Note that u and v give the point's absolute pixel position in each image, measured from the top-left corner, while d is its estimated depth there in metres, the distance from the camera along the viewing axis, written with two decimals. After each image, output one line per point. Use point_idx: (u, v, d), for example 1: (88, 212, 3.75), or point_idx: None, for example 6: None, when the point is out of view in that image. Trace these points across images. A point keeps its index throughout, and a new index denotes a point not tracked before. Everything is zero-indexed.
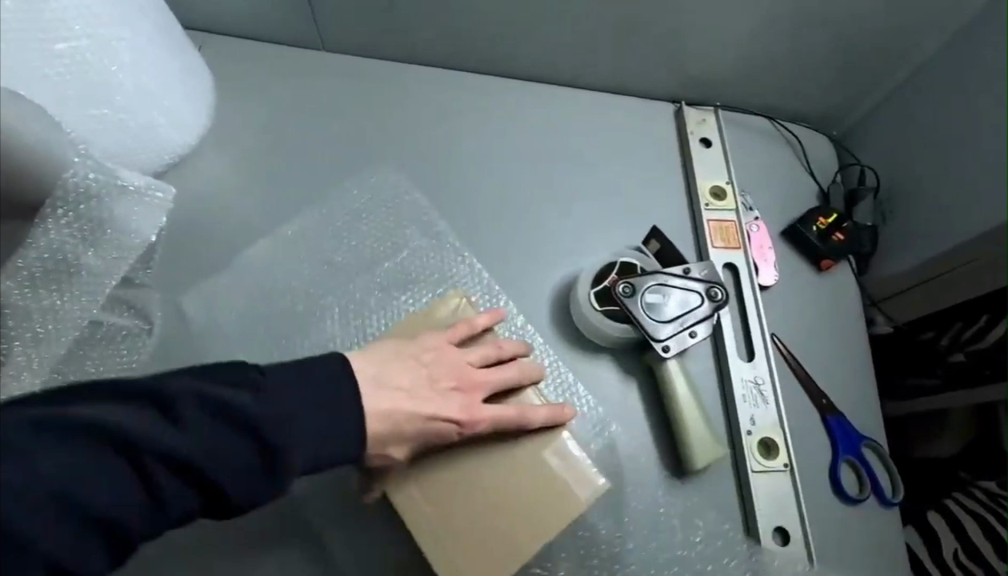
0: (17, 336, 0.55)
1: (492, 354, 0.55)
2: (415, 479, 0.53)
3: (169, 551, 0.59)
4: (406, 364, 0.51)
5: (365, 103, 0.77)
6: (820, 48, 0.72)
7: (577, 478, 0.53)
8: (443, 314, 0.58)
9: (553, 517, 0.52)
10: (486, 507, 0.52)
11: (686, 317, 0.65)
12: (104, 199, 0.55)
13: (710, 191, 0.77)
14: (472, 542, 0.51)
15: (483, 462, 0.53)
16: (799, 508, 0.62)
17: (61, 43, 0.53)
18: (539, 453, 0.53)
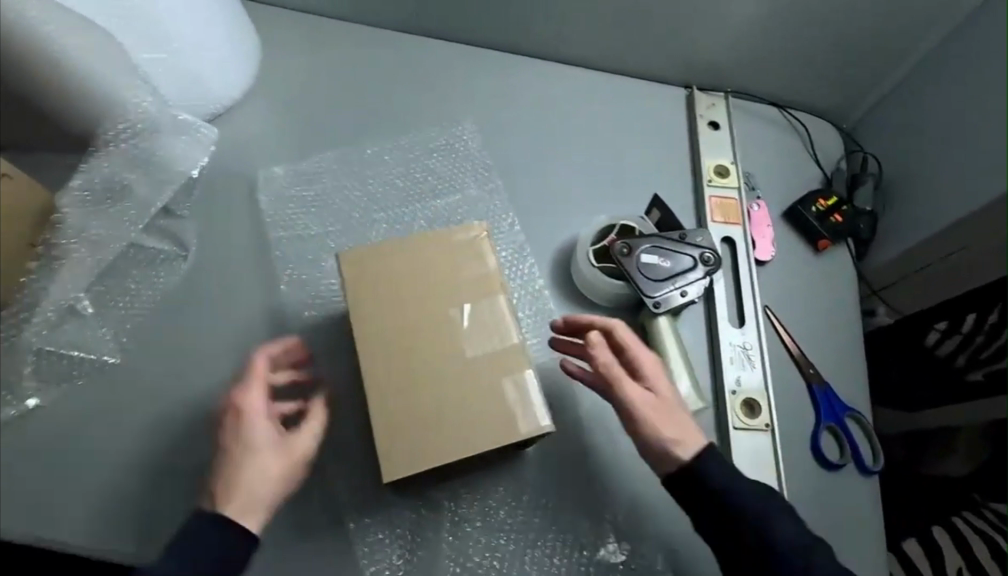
0: (75, 236, 0.64)
1: (462, 298, 0.54)
2: (385, 356, 0.52)
3: (156, 463, 0.61)
4: (396, 296, 0.54)
5: (394, 72, 0.84)
6: (819, 41, 0.77)
7: (524, 412, 0.52)
8: (458, 239, 0.56)
9: (486, 436, 0.51)
10: (433, 402, 0.51)
11: (678, 277, 0.68)
12: (157, 127, 0.65)
13: (714, 169, 0.80)
14: (416, 447, 0.50)
15: (448, 361, 0.52)
16: (777, 463, 0.64)
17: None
18: (502, 376, 0.52)
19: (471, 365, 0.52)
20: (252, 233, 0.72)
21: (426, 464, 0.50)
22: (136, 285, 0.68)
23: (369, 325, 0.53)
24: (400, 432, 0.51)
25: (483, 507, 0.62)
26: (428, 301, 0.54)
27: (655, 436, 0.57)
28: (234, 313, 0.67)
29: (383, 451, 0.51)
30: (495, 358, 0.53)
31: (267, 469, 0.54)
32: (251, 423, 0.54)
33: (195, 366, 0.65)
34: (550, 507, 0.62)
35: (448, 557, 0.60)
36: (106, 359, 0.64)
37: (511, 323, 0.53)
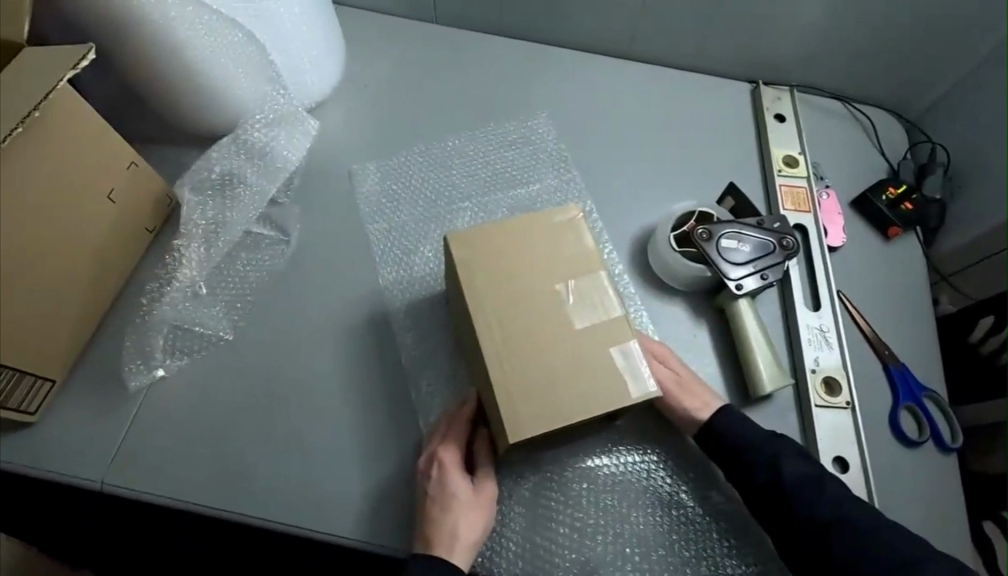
0: (200, 218, 0.70)
1: (565, 272, 0.58)
2: (498, 326, 0.56)
3: (268, 435, 0.65)
4: (502, 270, 0.57)
5: (470, 69, 0.89)
6: (887, 34, 0.80)
7: (631, 377, 0.55)
8: (554, 218, 0.59)
9: (599, 399, 0.54)
10: (547, 368, 0.55)
11: (758, 261, 0.70)
12: (276, 121, 0.73)
13: (782, 159, 0.83)
14: (534, 412, 0.54)
15: (557, 330, 0.56)
16: (858, 440, 0.66)
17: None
18: (609, 346, 0.56)
19: (580, 336, 0.56)
20: (347, 219, 0.76)
21: (545, 427, 0.53)
22: (246, 269, 0.72)
23: (481, 301, 0.56)
24: (518, 398, 0.54)
25: (583, 469, 0.63)
26: (535, 276, 0.57)
27: (678, 406, 0.62)
28: (334, 294, 0.72)
29: (506, 416, 0.53)
30: (601, 330, 0.56)
31: (470, 518, 0.57)
32: (450, 475, 0.58)
33: (302, 343, 0.69)
34: (652, 467, 0.64)
35: (557, 512, 0.61)
36: (221, 335, 0.68)
37: (614, 297, 0.57)
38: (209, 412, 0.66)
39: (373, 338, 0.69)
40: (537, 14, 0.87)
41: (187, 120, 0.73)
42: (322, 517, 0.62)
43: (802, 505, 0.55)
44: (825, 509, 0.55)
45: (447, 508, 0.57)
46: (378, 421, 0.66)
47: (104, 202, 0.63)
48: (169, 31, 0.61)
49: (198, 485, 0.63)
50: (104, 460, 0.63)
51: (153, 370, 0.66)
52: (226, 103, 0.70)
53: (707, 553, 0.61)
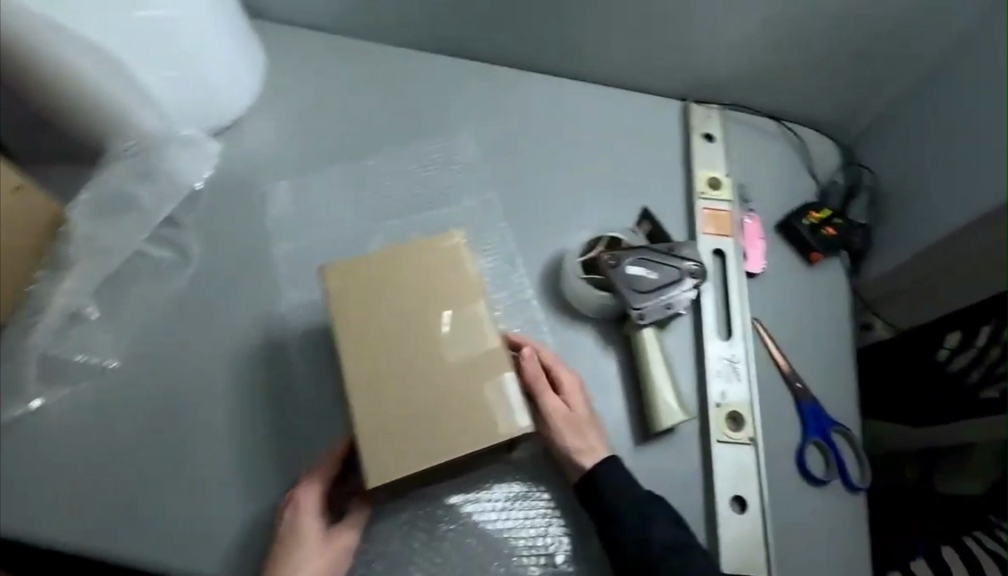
0: (83, 245, 0.70)
1: (442, 303, 0.56)
2: (368, 360, 0.54)
3: (155, 464, 0.64)
4: (376, 302, 0.55)
5: (395, 82, 0.86)
6: (814, 49, 0.77)
7: (504, 413, 0.53)
8: (436, 246, 0.58)
9: (468, 436, 0.53)
10: (415, 404, 0.53)
11: (665, 289, 0.68)
12: (168, 144, 0.71)
13: (706, 181, 0.81)
14: (399, 450, 0.52)
15: (430, 364, 0.54)
16: (759, 478, 0.64)
17: (155, 28, 0.64)
18: (483, 380, 0.54)
19: (453, 370, 0.54)
20: (250, 241, 0.74)
21: (409, 466, 0.52)
22: (142, 293, 0.71)
23: (353, 333, 0.55)
24: (382, 435, 0.52)
25: (453, 509, 0.61)
26: (409, 307, 0.56)
27: (562, 444, 0.60)
28: (231, 318, 0.70)
29: (369, 454, 0.52)
30: (476, 364, 0.54)
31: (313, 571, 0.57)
32: (299, 525, 0.57)
33: (193, 369, 0.68)
34: (526, 510, 0.62)
35: (418, 556, 0.60)
36: (109, 362, 0.67)
37: (492, 329, 0.55)
38: (96, 439, 0.65)
39: (267, 363, 0.68)
40: (465, 27, 0.86)
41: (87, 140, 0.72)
42: (206, 545, 0.62)
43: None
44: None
45: (291, 560, 0.57)
46: (266, 450, 0.65)
47: None
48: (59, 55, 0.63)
49: (85, 511, 0.63)
50: None
51: (28, 401, 0.66)
52: (125, 125, 0.70)
53: None
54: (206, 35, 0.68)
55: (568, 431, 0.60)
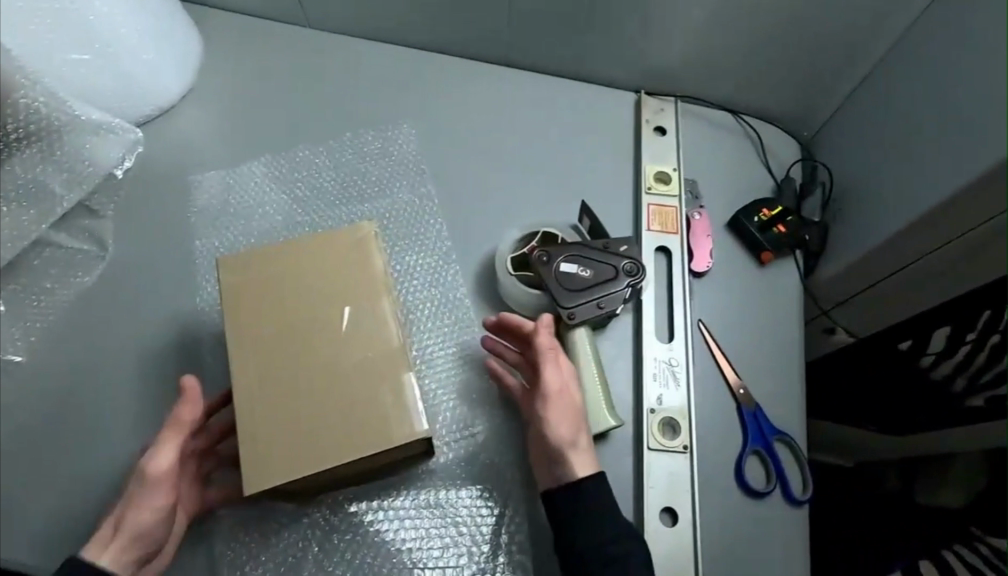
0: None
1: (343, 298, 0.53)
2: (260, 357, 0.51)
3: (51, 466, 0.61)
4: (274, 297, 0.53)
5: (339, 74, 0.84)
6: (763, 41, 0.74)
7: (400, 414, 0.50)
8: (343, 239, 0.55)
9: (359, 439, 0.49)
10: (305, 404, 0.50)
11: (598, 288, 0.65)
12: (62, 125, 0.63)
13: (654, 176, 0.77)
14: (285, 455, 0.49)
15: (325, 362, 0.51)
16: (692, 489, 0.60)
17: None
18: (381, 379, 0.51)
19: (350, 369, 0.51)
20: (173, 234, 0.71)
21: (294, 473, 0.48)
22: (53, 285, 0.67)
23: (244, 331, 0.52)
24: (265, 440, 0.49)
25: (351, 518, 0.59)
26: (309, 301, 0.53)
27: (553, 431, 0.56)
28: (146, 313, 0.67)
29: (252, 459, 0.49)
30: (375, 361, 0.51)
31: (149, 514, 0.51)
32: (150, 459, 0.51)
33: (101, 365, 0.64)
34: (425, 520, 0.59)
35: (309, 563, 0.57)
36: (12, 357, 0.64)
37: (394, 325, 0.52)
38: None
39: (180, 360, 0.65)
40: (412, 18, 0.82)
41: None
42: None
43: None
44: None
45: (130, 498, 0.51)
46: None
47: None
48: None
49: None
50: None
51: None
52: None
53: None
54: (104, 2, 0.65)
55: (562, 419, 0.57)
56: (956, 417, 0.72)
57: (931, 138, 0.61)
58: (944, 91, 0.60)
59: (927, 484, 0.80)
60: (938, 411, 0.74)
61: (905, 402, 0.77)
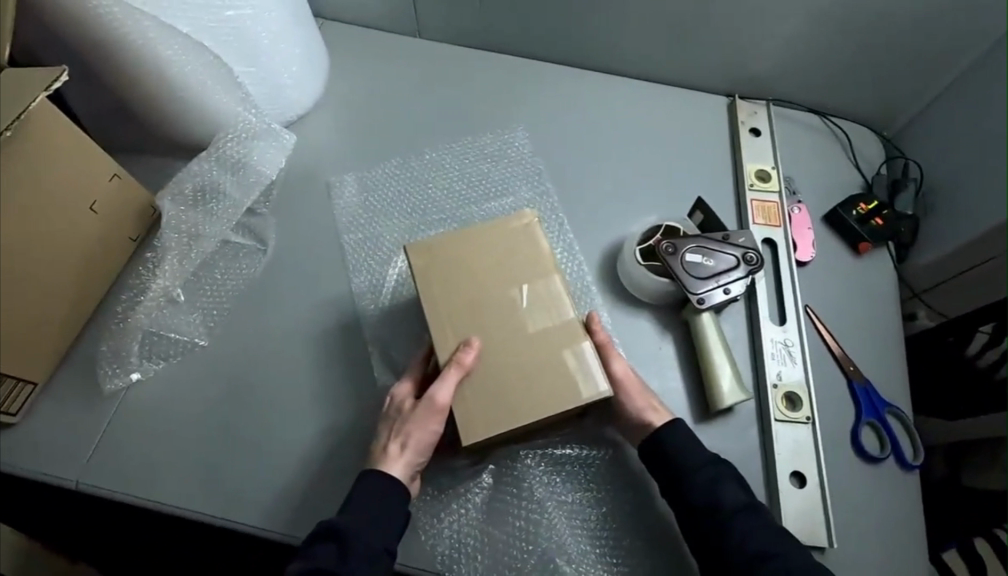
0: (175, 240, 0.73)
1: (522, 278, 0.60)
2: (454, 330, 0.58)
3: (238, 440, 0.67)
4: (459, 276, 0.59)
5: (450, 81, 0.91)
6: (855, 54, 0.80)
7: (584, 379, 0.57)
8: (512, 225, 0.61)
9: (552, 399, 0.56)
10: (501, 371, 0.57)
11: (723, 275, 0.71)
12: (259, 138, 0.74)
13: (755, 173, 0.83)
14: (489, 413, 0.56)
15: (513, 335, 0.58)
16: (817, 456, 0.67)
17: (230, 11, 0.67)
18: (563, 347, 0.57)
19: (534, 339, 0.58)
20: (320, 230, 0.78)
21: (499, 429, 0.55)
22: (224, 275, 0.75)
23: (437, 308, 0.59)
24: (470, 400, 0.56)
25: (522, 466, 0.65)
26: (490, 280, 0.59)
27: (627, 404, 0.62)
28: (306, 299, 0.74)
29: (461, 416, 0.56)
30: (556, 333, 0.58)
31: (427, 438, 0.58)
32: (436, 394, 0.55)
33: (274, 347, 0.72)
34: (588, 468, 0.65)
35: (513, 507, 0.63)
36: (196, 341, 0.72)
37: (567, 300, 0.59)
38: (186, 416, 0.69)
39: (345, 343, 0.72)
40: (471, 24, 0.90)
41: (173, 131, 0.75)
42: (285, 515, 0.64)
43: (736, 535, 0.55)
44: (759, 540, 0.55)
45: (413, 422, 0.57)
46: (344, 423, 0.68)
47: (86, 211, 0.65)
48: (148, 46, 0.64)
49: (172, 485, 0.65)
50: (81, 460, 0.66)
51: (128, 374, 0.70)
52: (207, 115, 0.73)
53: (623, 558, 0.62)
54: (278, 21, 0.72)
55: (634, 393, 0.62)
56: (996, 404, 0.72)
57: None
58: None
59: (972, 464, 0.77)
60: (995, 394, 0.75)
61: (953, 389, 0.79)
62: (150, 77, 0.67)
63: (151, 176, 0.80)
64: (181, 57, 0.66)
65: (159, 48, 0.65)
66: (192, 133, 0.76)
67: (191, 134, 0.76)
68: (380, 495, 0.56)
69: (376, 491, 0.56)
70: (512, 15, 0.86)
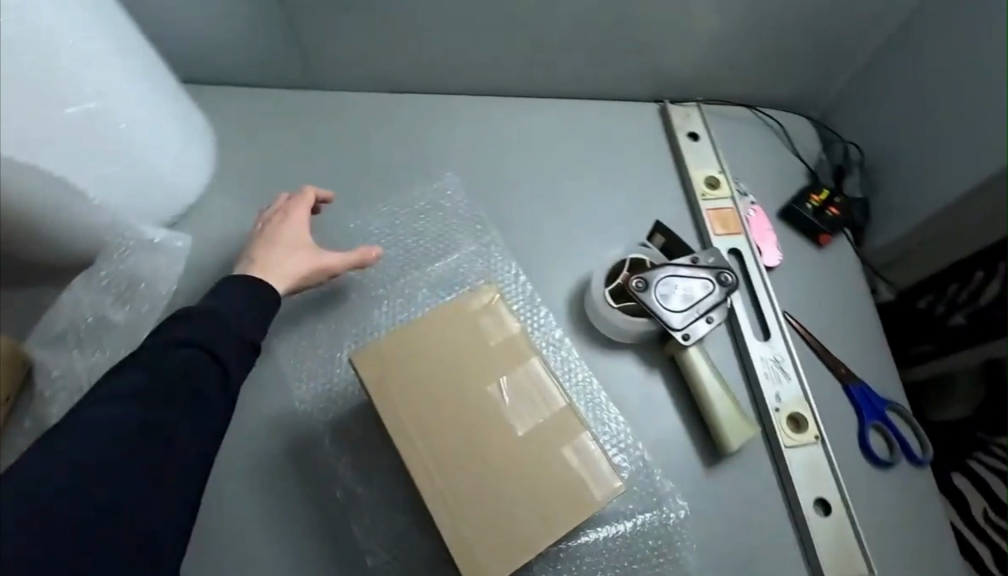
0: (59, 399, 0.62)
1: (498, 369, 0.52)
2: (432, 449, 0.49)
3: None
4: (424, 383, 0.51)
5: (358, 133, 0.80)
6: (776, 46, 0.78)
7: (592, 476, 0.49)
8: (474, 308, 0.53)
9: (562, 510, 0.48)
10: (496, 489, 0.49)
11: (701, 304, 0.66)
12: (135, 254, 0.64)
13: (704, 181, 0.79)
14: (493, 544, 0.47)
15: (501, 440, 0.50)
16: (836, 476, 0.63)
17: (72, 107, 0.54)
18: (561, 444, 0.50)
19: (526, 439, 0.50)
20: None
21: (509, 558, 0.47)
22: None
23: (406, 427, 0.50)
24: (469, 533, 0.48)
25: None
26: (461, 380, 0.51)
27: None
28: (245, 424, 0.64)
29: (463, 555, 0.47)
30: (548, 428, 0.50)
31: (301, 270, 0.64)
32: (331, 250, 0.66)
33: (218, 491, 0.61)
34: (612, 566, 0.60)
35: None
36: None
37: (554, 386, 0.51)
38: None
39: (303, 466, 0.62)
40: (370, 69, 0.80)
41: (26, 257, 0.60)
42: None
43: None
44: None
45: (293, 251, 0.64)
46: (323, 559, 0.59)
47: None
48: None
49: None
50: None
51: None
52: (60, 228, 0.59)
53: None
54: (135, 106, 0.59)
55: None
56: (944, 339, 0.74)
57: (973, 102, 0.66)
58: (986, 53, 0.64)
59: (930, 400, 0.77)
60: (929, 337, 0.76)
61: (903, 334, 0.80)
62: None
63: (28, 320, 0.66)
64: (18, 178, 0.53)
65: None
66: (50, 255, 0.61)
67: (49, 258, 0.61)
68: (244, 296, 0.57)
69: (234, 292, 0.57)
70: (415, 51, 0.77)
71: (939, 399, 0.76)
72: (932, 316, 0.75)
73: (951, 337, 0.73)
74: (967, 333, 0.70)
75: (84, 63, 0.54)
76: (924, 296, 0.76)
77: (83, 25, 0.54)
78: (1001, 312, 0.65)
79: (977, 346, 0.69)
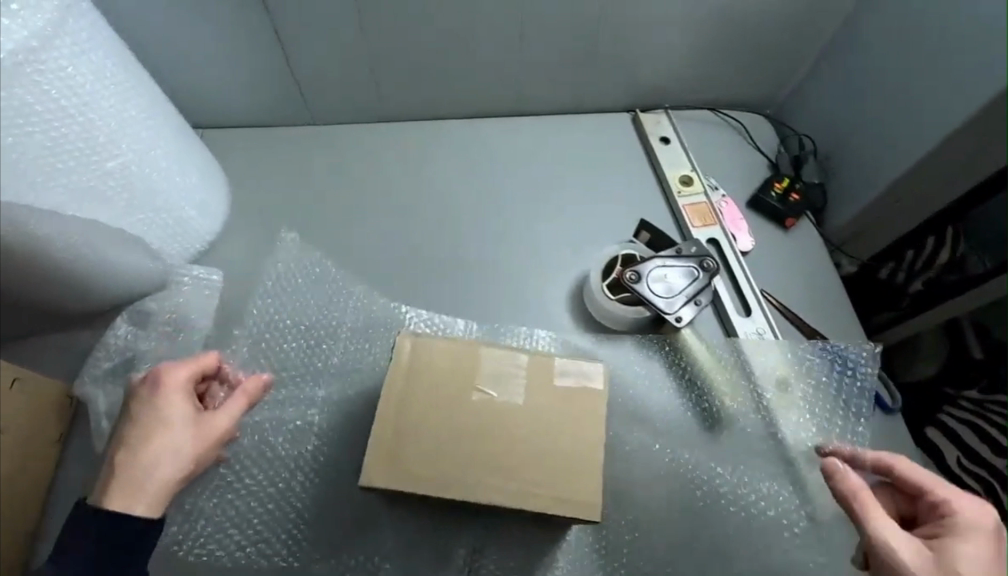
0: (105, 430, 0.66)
1: (471, 382, 0.57)
2: (474, 461, 0.55)
3: None
4: (424, 433, 0.55)
5: (358, 161, 0.86)
6: (731, 55, 0.86)
7: (585, 378, 0.58)
8: (407, 358, 0.58)
9: (588, 420, 0.57)
10: (542, 447, 0.56)
11: (689, 289, 0.74)
12: (182, 291, 0.72)
13: (679, 180, 0.87)
14: (571, 480, 0.55)
15: (516, 418, 0.57)
16: (822, 428, 0.72)
17: (112, 160, 0.60)
18: (549, 381, 0.58)
19: (532, 404, 0.57)
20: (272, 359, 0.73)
21: (594, 480, 0.55)
22: None
23: (440, 479, 0.55)
24: (550, 498, 0.54)
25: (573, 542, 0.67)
26: (457, 408, 0.56)
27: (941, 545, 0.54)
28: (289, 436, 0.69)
29: (565, 508, 0.54)
30: (539, 381, 0.58)
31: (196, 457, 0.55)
32: (220, 414, 0.57)
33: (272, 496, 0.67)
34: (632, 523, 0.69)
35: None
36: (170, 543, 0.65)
37: (509, 353, 0.58)
38: None
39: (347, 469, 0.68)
40: (365, 101, 0.86)
41: (51, 303, 0.63)
42: None
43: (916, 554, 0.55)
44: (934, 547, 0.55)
45: (178, 439, 0.54)
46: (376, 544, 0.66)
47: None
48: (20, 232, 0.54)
49: None
50: None
51: None
52: (82, 276, 0.61)
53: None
54: (164, 156, 0.65)
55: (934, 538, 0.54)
56: (907, 305, 0.82)
57: (902, 95, 0.75)
58: (912, 48, 0.73)
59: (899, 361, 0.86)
60: (893, 305, 0.84)
61: (869, 303, 0.87)
62: (18, 264, 0.56)
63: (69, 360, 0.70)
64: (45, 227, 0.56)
65: (35, 229, 0.55)
66: (70, 296, 0.63)
67: (71, 302, 0.64)
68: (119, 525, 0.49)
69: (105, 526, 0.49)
70: (408, 83, 0.84)
71: (906, 360, 0.86)
72: (893, 285, 0.84)
73: (912, 302, 0.81)
74: (923, 296, 0.79)
75: (120, 122, 0.59)
76: (885, 265, 0.84)
77: (117, 86, 0.59)
78: (955, 275, 0.76)
79: (935, 306, 0.77)
